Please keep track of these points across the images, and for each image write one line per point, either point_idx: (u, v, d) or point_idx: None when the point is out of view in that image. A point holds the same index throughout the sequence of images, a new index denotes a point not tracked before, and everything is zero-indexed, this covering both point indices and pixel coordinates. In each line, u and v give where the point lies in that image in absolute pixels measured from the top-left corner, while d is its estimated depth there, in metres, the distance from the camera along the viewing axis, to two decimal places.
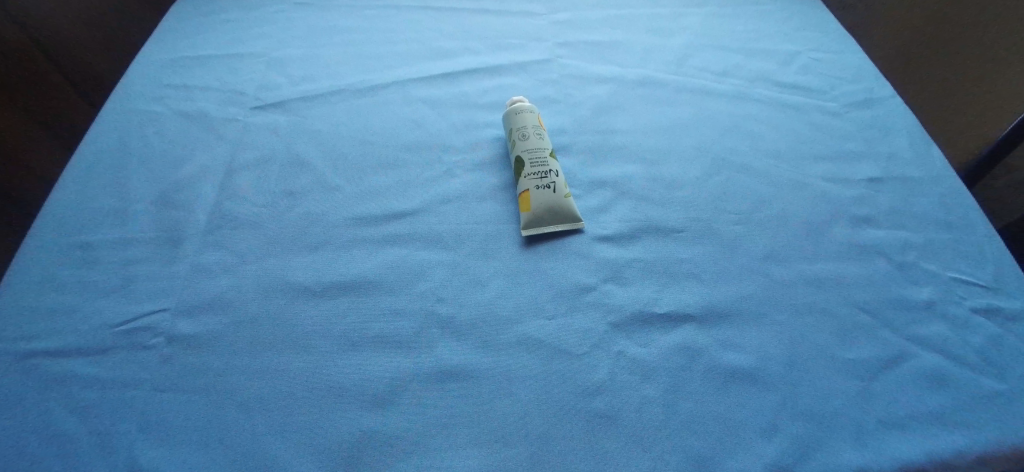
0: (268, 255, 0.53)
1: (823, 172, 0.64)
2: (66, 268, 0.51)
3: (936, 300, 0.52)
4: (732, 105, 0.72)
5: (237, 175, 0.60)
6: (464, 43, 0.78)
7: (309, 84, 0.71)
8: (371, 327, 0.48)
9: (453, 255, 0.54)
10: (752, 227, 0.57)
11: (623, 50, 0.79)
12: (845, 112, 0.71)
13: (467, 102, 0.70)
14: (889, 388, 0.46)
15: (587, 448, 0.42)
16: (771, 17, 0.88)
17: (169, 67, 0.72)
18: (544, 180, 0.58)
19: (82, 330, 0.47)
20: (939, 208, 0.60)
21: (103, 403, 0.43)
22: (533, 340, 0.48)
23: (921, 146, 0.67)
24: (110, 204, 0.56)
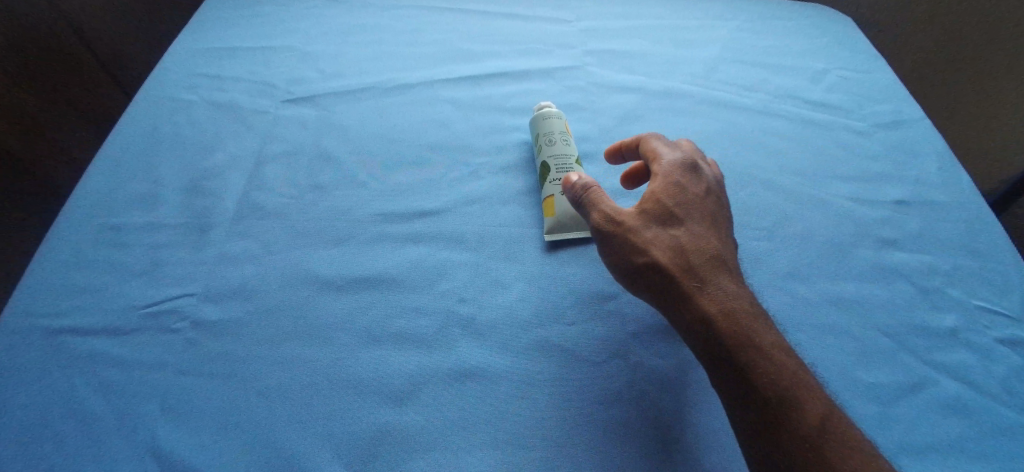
0: (294, 246, 0.54)
1: (849, 192, 0.63)
2: (99, 249, 0.52)
3: (960, 328, 0.52)
4: (759, 120, 0.72)
5: (267, 166, 0.61)
6: (491, 46, 0.79)
7: (338, 80, 0.72)
8: (392, 323, 0.49)
9: (475, 256, 0.54)
10: (775, 244, 0.57)
11: (649, 60, 0.79)
12: (872, 133, 0.71)
13: (494, 104, 0.71)
14: (908, 414, 0.46)
15: (600, 457, 0.43)
16: (799, 34, 0.88)
17: (203, 57, 0.73)
18: None
19: (112, 310, 0.48)
20: (966, 234, 0.59)
21: (129, 383, 0.44)
22: (552, 346, 0.48)
23: (950, 171, 0.66)
24: (143, 189, 0.57)
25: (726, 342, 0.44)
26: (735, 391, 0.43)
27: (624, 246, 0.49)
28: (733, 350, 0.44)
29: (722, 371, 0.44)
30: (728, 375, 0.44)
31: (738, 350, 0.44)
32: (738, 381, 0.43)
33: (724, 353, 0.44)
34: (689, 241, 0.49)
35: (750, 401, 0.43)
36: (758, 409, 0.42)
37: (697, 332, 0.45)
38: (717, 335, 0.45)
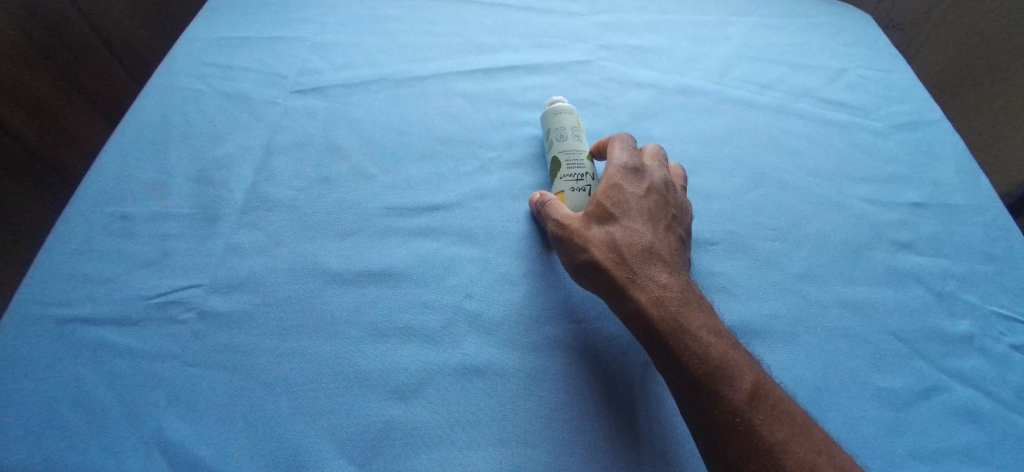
0: (303, 239, 0.54)
1: (865, 193, 0.62)
2: (109, 238, 0.52)
3: (976, 334, 0.51)
4: (775, 118, 0.71)
5: (277, 158, 0.61)
6: (504, 39, 0.78)
7: (348, 72, 0.71)
8: (400, 317, 0.49)
9: (484, 251, 0.54)
10: (788, 245, 0.56)
11: (664, 56, 0.78)
12: (890, 134, 0.70)
13: (505, 99, 0.70)
14: (922, 420, 0.45)
15: (607, 456, 0.43)
16: (817, 32, 0.86)
17: (213, 46, 0.73)
18: (580, 184, 0.56)
19: (122, 300, 0.48)
20: (984, 238, 0.58)
21: (138, 373, 0.44)
22: (560, 344, 0.48)
23: (968, 173, 0.65)
24: (154, 178, 0.57)
25: (657, 330, 0.45)
26: (670, 376, 0.44)
27: (565, 252, 0.50)
28: (659, 336, 0.45)
29: (654, 357, 0.45)
30: (662, 361, 0.44)
31: (666, 336, 0.44)
32: (670, 367, 0.44)
33: (654, 340, 0.45)
34: (623, 236, 0.49)
35: (680, 385, 0.43)
36: (688, 391, 0.43)
37: (632, 323, 0.46)
38: (648, 323, 0.45)
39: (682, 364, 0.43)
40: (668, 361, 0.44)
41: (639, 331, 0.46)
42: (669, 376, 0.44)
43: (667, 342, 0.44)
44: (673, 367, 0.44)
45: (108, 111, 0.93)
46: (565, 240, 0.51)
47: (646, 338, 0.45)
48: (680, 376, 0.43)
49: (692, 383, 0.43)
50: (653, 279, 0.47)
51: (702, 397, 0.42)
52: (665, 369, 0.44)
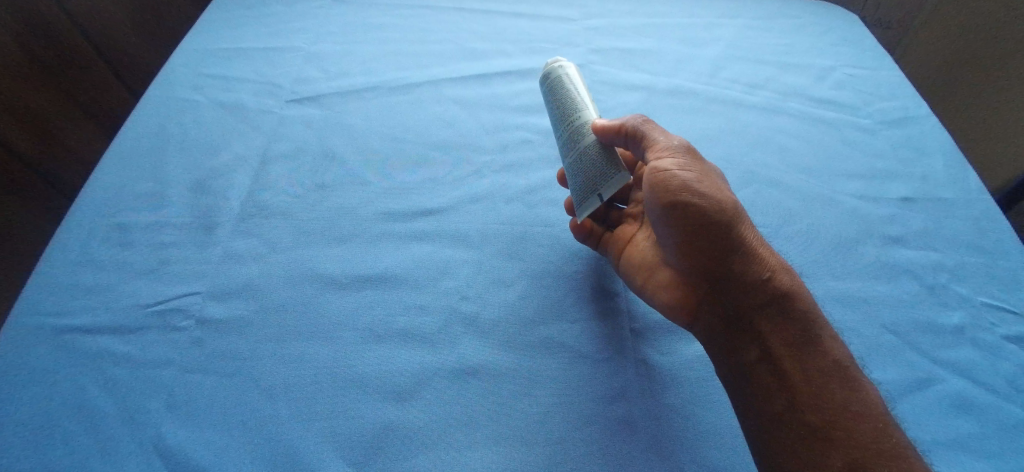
0: (300, 245, 0.54)
1: (855, 189, 0.63)
2: (108, 248, 0.52)
3: (967, 326, 0.51)
4: (765, 117, 0.71)
5: (273, 167, 0.61)
6: (496, 45, 0.79)
7: (343, 80, 0.72)
8: (396, 321, 0.49)
9: (478, 253, 0.55)
10: (779, 242, 0.57)
11: (654, 58, 0.79)
12: (878, 130, 0.70)
13: (499, 103, 0.71)
14: (915, 411, 0.46)
15: (604, 453, 0.43)
16: (805, 32, 0.87)
17: (208, 58, 0.74)
18: None
19: (121, 308, 0.48)
20: (974, 231, 0.59)
21: (137, 380, 0.44)
22: (555, 343, 0.48)
23: (957, 167, 0.65)
24: (151, 189, 0.58)
25: (786, 295, 0.46)
26: (775, 338, 0.45)
27: (700, 186, 0.47)
28: (787, 301, 0.45)
29: (757, 318, 0.46)
30: (768, 324, 0.45)
31: (796, 302, 0.45)
32: (780, 331, 0.45)
33: (772, 305, 0.46)
34: None
35: (784, 348, 0.44)
36: (795, 354, 0.44)
37: (751, 281, 0.46)
38: (779, 288, 0.46)
39: (801, 330, 0.45)
40: (781, 325, 0.45)
41: (763, 292, 0.46)
42: (772, 338, 0.45)
43: (793, 307, 0.45)
44: (786, 331, 0.45)
45: (101, 118, 0.93)
46: (703, 177, 0.48)
47: (763, 299, 0.46)
48: (792, 340, 0.45)
49: (803, 347, 0.44)
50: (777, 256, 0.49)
51: (808, 362, 0.44)
52: (771, 333, 0.45)
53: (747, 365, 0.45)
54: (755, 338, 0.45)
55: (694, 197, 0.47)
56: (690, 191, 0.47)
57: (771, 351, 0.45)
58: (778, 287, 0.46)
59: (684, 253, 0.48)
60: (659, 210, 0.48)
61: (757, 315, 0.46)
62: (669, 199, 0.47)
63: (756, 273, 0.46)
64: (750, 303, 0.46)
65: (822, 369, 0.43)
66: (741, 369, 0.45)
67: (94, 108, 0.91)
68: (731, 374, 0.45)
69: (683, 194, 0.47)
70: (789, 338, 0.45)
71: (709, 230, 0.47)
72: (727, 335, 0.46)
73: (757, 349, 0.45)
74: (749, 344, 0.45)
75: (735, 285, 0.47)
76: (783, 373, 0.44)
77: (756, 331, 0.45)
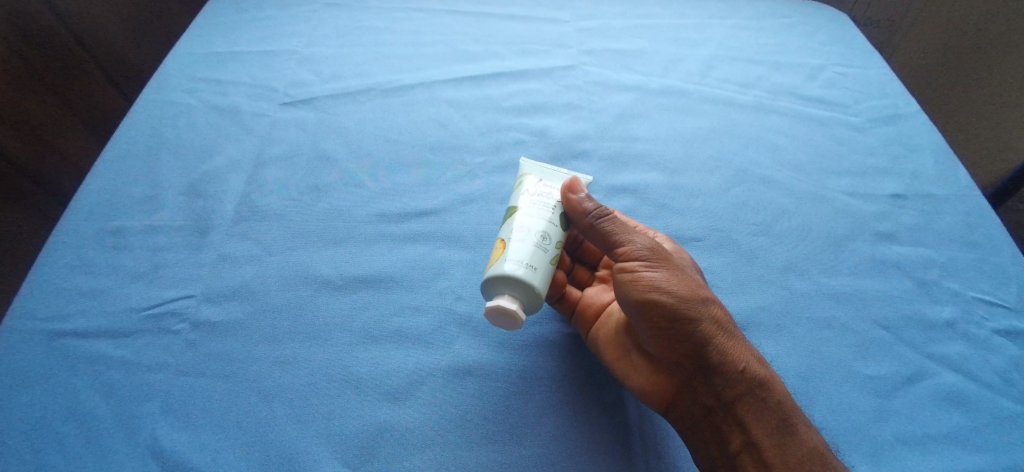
0: (294, 247, 0.54)
1: (845, 186, 0.64)
2: (104, 252, 0.52)
3: (958, 320, 0.51)
4: (755, 116, 0.72)
5: (268, 170, 0.61)
6: (489, 47, 0.80)
7: (336, 83, 0.72)
8: (391, 321, 0.49)
9: (473, 254, 0.55)
10: (772, 239, 0.58)
11: (645, 59, 0.80)
12: (869, 128, 0.71)
13: (491, 105, 0.71)
14: (906, 405, 0.46)
15: (598, 451, 0.43)
16: (796, 31, 0.88)
17: (200, 61, 0.74)
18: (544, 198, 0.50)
19: (117, 312, 0.48)
20: (963, 226, 0.59)
21: (133, 383, 0.44)
22: (549, 342, 0.49)
23: (946, 163, 0.66)
24: (147, 193, 0.58)
25: (762, 385, 0.43)
26: (757, 429, 0.42)
27: (670, 282, 0.43)
28: (765, 392, 0.43)
29: (739, 410, 0.43)
30: (749, 414, 0.43)
31: (773, 391, 0.42)
32: (761, 421, 0.42)
33: (749, 395, 0.43)
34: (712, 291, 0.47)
35: (769, 438, 0.42)
36: (778, 444, 0.41)
37: (727, 374, 0.43)
38: (755, 378, 0.43)
39: (783, 417, 0.42)
40: (764, 416, 0.42)
41: (740, 381, 0.43)
42: (756, 428, 0.42)
43: (772, 398, 0.42)
44: (766, 419, 0.42)
45: (94, 124, 0.93)
46: (672, 271, 0.44)
47: (741, 391, 0.43)
48: (775, 428, 0.42)
49: (785, 435, 0.42)
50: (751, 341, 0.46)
51: (793, 451, 0.41)
52: (752, 424, 0.42)
53: (731, 454, 0.43)
54: (738, 427, 0.43)
55: (666, 296, 0.43)
56: (662, 289, 0.43)
57: (754, 442, 0.42)
58: (756, 378, 0.43)
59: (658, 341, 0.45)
60: (630, 306, 0.44)
61: (738, 403, 0.43)
62: (639, 298, 0.43)
63: (732, 364, 0.43)
64: (729, 395, 0.43)
65: (809, 456, 0.41)
66: (727, 459, 0.43)
67: (88, 113, 0.91)
68: (716, 462, 0.43)
69: (655, 292, 0.43)
70: (773, 428, 0.42)
71: (679, 329, 0.43)
72: (709, 425, 0.44)
73: (739, 437, 0.43)
74: (731, 434, 0.43)
75: (715, 376, 0.43)
76: (766, 464, 0.42)
77: (737, 423, 0.43)
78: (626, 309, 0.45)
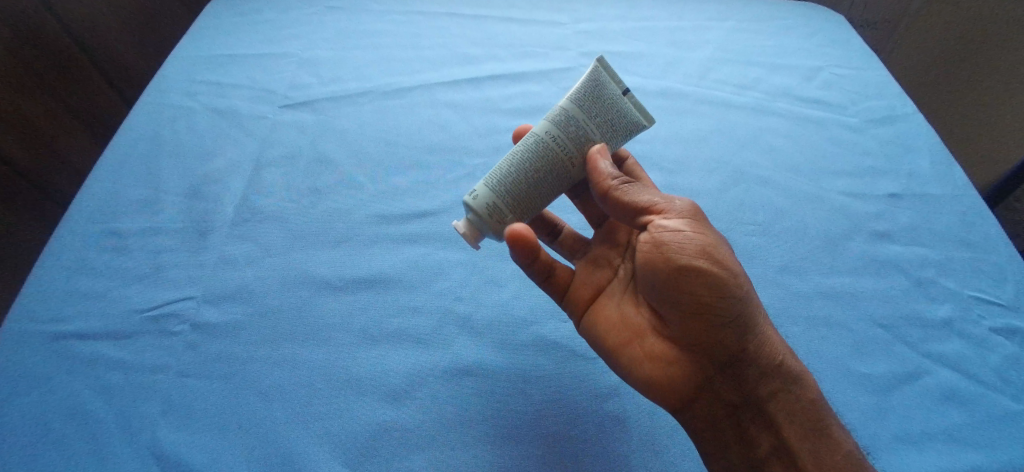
0: (295, 248, 0.55)
1: (843, 187, 0.64)
2: (105, 255, 0.53)
3: (955, 319, 0.52)
4: (753, 117, 0.72)
5: (269, 172, 0.62)
6: (488, 50, 0.80)
7: (335, 86, 0.73)
8: (390, 322, 0.50)
9: (472, 255, 0.55)
10: (770, 239, 0.58)
11: (644, 61, 0.80)
12: (867, 128, 0.71)
13: (490, 107, 0.71)
14: (904, 403, 0.46)
15: (597, 449, 0.43)
16: (794, 33, 0.88)
17: (199, 64, 0.74)
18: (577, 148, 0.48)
19: (118, 313, 0.48)
20: (961, 226, 0.60)
21: (134, 384, 0.44)
22: (548, 341, 0.49)
23: (943, 164, 0.66)
24: (148, 195, 0.58)
25: (795, 381, 0.43)
26: (789, 429, 0.42)
27: (713, 257, 0.43)
28: (797, 388, 0.43)
29: (770, 411, 0.43)
30: (782, 414, 0.43)
31: (809, 389, 0.42)
32: (794, 422, 0.42)
33: (784, 393, 0.43)
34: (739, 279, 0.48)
35: (805, 442, 0.42)
36: (811, 447, 0.41)
37: (764, 369, 0.43)
38: (788, 373, 0.43)
39: (813, 418, 0.42)
40: (796, 416, 0.42)
41: (775, 376, 0.43)
42: (790, 430, 0.42)
43: (806, 397, 0.42)
44: (800, 419, 0.42)
45: (94, 128, 0.93)
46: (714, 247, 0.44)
47: (776, 388, 0.43)
48: (807, 430, 0.42)
49: (818, 437, 0.42)
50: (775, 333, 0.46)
51: (825, 455, 0.41)
52: (780, 422, 0.42)
53: (759, 458, 0.43)
54: (767, 427, 0.43)
55: (707, 264, 0.42)
56: (702, 256, 0.42)
57: (788, 445, 0.42)
58: (790, 372, 0.43)
59: (691, 325, 0.43)
60: (667, 271, 0.43)
61: (770, 400, 0.43)
62: (678, 265, 0.42)
63: (769, 357, 0.43)
64: (761, 392, 0.43)
65: (835, 459, 0.41)
66: (754, 462, 0.43)
67: (88, 116, 0.91)
68: (741, 464, 0.42)
69: (696, 259, 0.42)
70: (804, 428, 0.42)
71: (719, 304, 0.42)
72: (736, 425, 0.44)
73: (768, 440, 0.43)
74: (759, 436, 0.43)
75: (749, 370, 0.43)
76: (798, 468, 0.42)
77: (764, 421, 0.43)
78: (660, 285, 0.44)
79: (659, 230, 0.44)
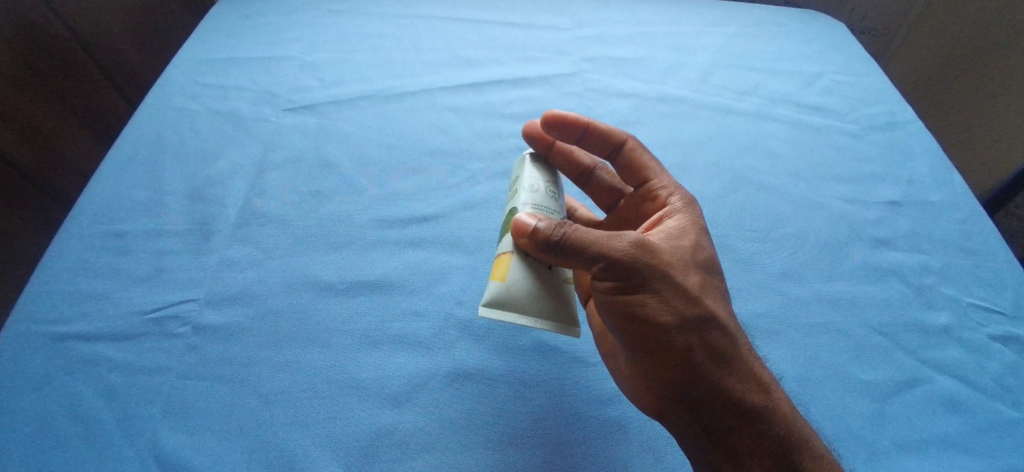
0: (296, 251, 0.55)
1: (843, 193, 0.64)
2: (107, 257, 0.53)
3: (954, 326, 0.52)
4: (752, 123, 0.73)
5: (271, 175, 0.62)
6: (489, 54, 0.80)
7: (337, 89, 0.73)
8: (391, 325, 0.50)
9: (473, 260, 0.55)
10: (770, 245, 0.58)
11: (644, 66, 0.81)
12: (866, 135, 0.72)
13: (491, 111, 0.72)
14: (903, 410, 0.47)
15: (596, 454, 0.44)
16: (794, 39, 0.89)
17: (202, 66, 0.75)
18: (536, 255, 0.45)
19: (120, 315, 0.48)
20: (960, 233, 0.60)
21: (135, 387, 0.44)
22: (549, 346, 0.49)
23: (942, 170, 0.67)
24: (150, 197, 0.58)
25: (758, 415, 0.41)
26: (751, 462, 0.41)
27: (654, 299, 0.41)
28: (760, 424, 0.41)
29: (733, 444, 0.41)
30: (744, 447, 0.41)
31: (770, 421, 0.41)
32: (756, 454, 0.41)
33: (744, 426, 0.41)
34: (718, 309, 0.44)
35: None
36: None
37: (721, 403, 0.42)
38: (751, 407, 0.42)
39: (776, 450, 0.41)
40: (755, 450, 0.41)
41: (733, 410, 0.42)
42: (751, 462, 0.41)
43: (771, 431, 0.41)
44: (759, 451, 0.41)
45: (96, 130, 0.93)
46: (658, 284, 0.41)
47: (735, 422, 0.42)
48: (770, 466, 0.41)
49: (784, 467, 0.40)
50: (753, 361, 0.44)
51: None
52: (744, 457, 0.41)
53: None
54: (732, 461, 0.41)
55: (655, 299, 0.41)
56: (650, 291, 0.41)
57: None
58: (749, 407, 0.42)
59: (643, 359, 0.43)
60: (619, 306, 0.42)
61: (731, 434, 0.42)
62: (622, 301, 0.42)
63: (725, 392, 0.42)
64: (722, 425, 0.42)
65: None
66: None
67: (91, 118, 0.92)
68: None
69: (644, 292, 0.41)
70: (765, 464, 0.41)
71: (670, 337, 0.42)
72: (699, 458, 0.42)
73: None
74: None
75: (705, 405, 0.42)
76: None
77: (726, 456, 0.41)
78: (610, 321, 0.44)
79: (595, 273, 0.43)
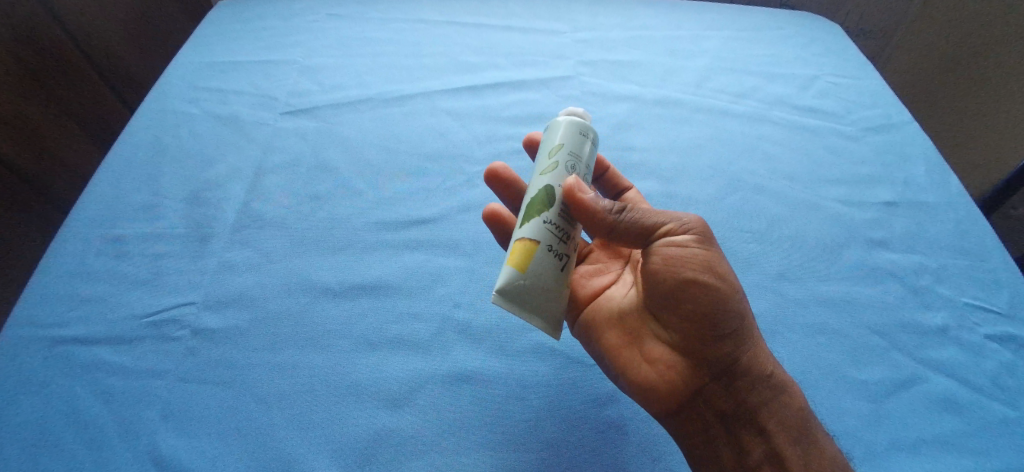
0: (294, 254, 0.55)
1: (838, 195, 0.65)
2: (106, 260, 0.53)
3: (950, 326, 0.52)
4: (749, 126, 0.73)
5: (269, 178, 0.62)
6: (487, 58, 0.81)
7: (336, 93, 0.73)
8: (389, 328, 0.50)
9: (471, 262, 0.56)
10: (766, 247, 0.58)
11: (642, 69, 0.81)
12: (862, 137, 0.72)
13: (489, 115, 0.72)
14: (900, 409, 0.47)
15: (594, 455, 0.44)
16: (790, 42, 0.90)
17: (201, 71, 0.75)
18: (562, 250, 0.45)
19: (118, 319, 0.49)
20: (956, 234, 0.60)
21: (133, 390, 0.44)
22: (546, 348, 0.49)
23: (938, 172, 0.67)
24: (149, 201, 0.58)
25: (788, 391, 0.44)
26: (777, 437, 0.43)
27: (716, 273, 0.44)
28: (790, 400, 0.44)
29: (762, 419, 0.44)
30: (772, 423, 0.43)
31: (796, 398, 0.44)
32: (783, 430, 0.43)
33: (773, 402, 0.44)
34: None
35: (792, 448, 0.43)
36: (801, 454, 0.42)
37: (754, 379, 0.44)
38: (782, 382, 0.44)
39: (803, 425, 0.43)
40: (784, 425, 0.43)
41: (764, 385, 0.44)
42: (780, 438, 0.43)
43: (794, 405, 0.43)
44: (787, 425, 0.43)
45: (96, 135, 0.93)
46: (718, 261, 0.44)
47: (766, 397, 0.44)
48: (798, 440, 0.43)
49: (807, 445, 0.42)
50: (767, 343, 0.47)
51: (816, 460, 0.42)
52: (774, 430, 0.43)
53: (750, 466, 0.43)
54: (759, 435, 0.44)
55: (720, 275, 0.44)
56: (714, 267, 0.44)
57: (778, 453, 0.43)
58: (779, 383, 0.44)
59: (688, 334, 0.45)
60: (670, 282, 0.44)
61: (760, 410, 0.44)
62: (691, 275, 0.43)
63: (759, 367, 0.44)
64: (752, 400, 0.44)
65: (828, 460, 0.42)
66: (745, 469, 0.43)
67: (91, 123, 0.92)
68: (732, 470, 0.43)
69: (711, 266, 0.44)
70: (794, 440, 0.43)
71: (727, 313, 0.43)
72: (727, 433, 0.44)
73: (761, 447, 0.44)
74: (751, 445, 0.44)
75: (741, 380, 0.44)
76: None
77: (757, 431, 0.44)
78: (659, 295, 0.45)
79: (664, 246, 0.44)
